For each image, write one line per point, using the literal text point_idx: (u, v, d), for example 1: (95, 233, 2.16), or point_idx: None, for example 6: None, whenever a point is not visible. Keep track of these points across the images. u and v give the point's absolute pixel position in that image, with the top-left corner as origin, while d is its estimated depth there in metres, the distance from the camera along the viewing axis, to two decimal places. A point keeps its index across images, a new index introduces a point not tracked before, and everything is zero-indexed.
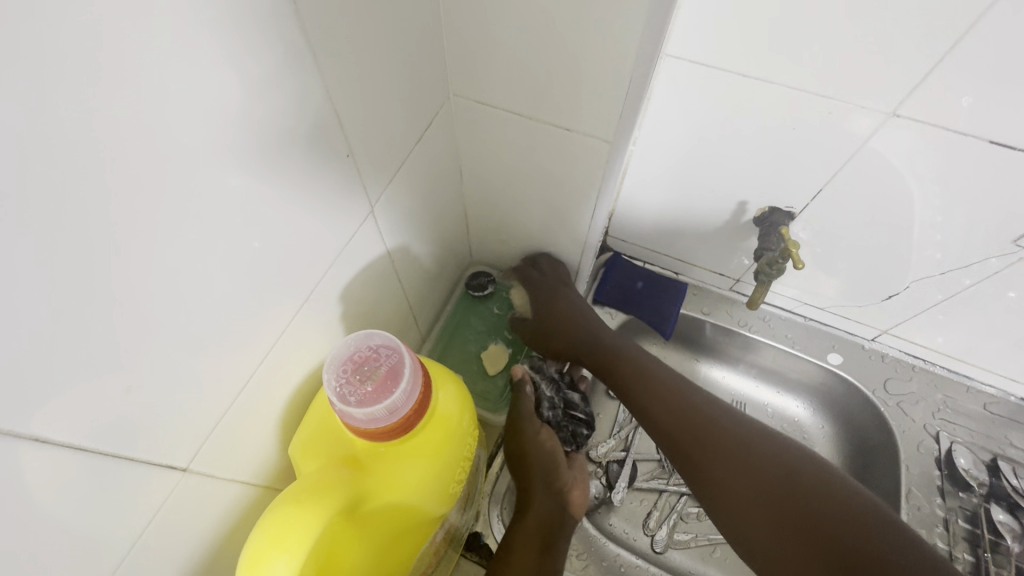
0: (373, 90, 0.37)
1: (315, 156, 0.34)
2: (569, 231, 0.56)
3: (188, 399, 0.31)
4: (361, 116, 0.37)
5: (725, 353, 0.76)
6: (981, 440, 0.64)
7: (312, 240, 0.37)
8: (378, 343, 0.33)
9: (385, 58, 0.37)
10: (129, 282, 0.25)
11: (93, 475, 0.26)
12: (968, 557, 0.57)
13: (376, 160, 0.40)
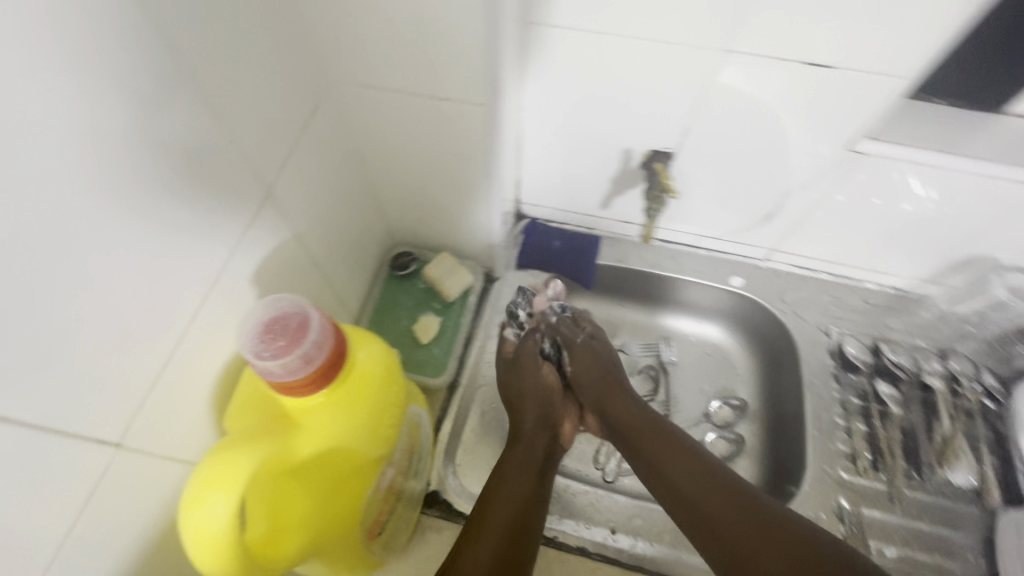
0: (248, 81, 0.39)
1: (200, 154, 0.36)
2: (472, 197, 0.60)
3: (113, 387, 0.33)
4: (241, 106, 0.39)
5: (644, 291, 0.83)
6: (864, 327, 0.74)
7: (193, 242, 0.37)
8: (286, 305, 0.35)
9: (254, 52, 0.39)
10: (35, 279, 0.27)
11: (25, 457, 0.28)
12: (861, 426, 0.66)
13: (257, 157, 0.42)
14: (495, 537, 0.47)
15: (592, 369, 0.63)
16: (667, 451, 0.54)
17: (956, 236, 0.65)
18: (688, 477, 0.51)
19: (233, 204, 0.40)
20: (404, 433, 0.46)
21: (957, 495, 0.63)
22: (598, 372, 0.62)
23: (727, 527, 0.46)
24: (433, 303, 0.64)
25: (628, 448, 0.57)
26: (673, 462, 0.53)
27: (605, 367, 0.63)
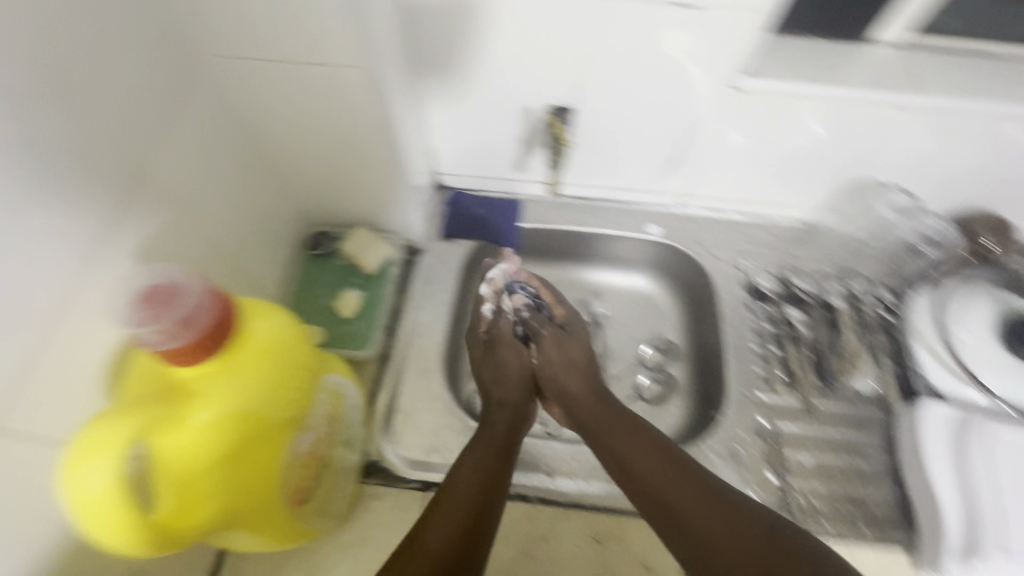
0: (104, 54, 0.38)
1: (61, 126, 0.35)
2: (377, 165, 0.61)
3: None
4: (100, 80, 0.38)
5: (570, 250, 0.85)
6: (774, 259, 0.78)
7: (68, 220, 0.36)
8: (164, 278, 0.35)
9: (108, 23, 0.38)
10: None
11: None
12: (775, 350, 0.71)
13: (130, 131, 0.41)
14: (457, 518, 0.49)
15: (563, 355, 0.65)
16: (637, 448, 0.55)
17: (838, 161, 0.70)
18: (656, 473, 0.52)
19: (107, 178, 0.39)
20: (321, 401, 0.46)
21: (862, 400, 0.68)
22: (569, 359, 0.65)
23: (695, 522, 0.47)
24: (353, 278, 0.65)
25: (597, 444, 0.58)
26: (642, 457, 0.54)
27: (575, 352, 0.66)
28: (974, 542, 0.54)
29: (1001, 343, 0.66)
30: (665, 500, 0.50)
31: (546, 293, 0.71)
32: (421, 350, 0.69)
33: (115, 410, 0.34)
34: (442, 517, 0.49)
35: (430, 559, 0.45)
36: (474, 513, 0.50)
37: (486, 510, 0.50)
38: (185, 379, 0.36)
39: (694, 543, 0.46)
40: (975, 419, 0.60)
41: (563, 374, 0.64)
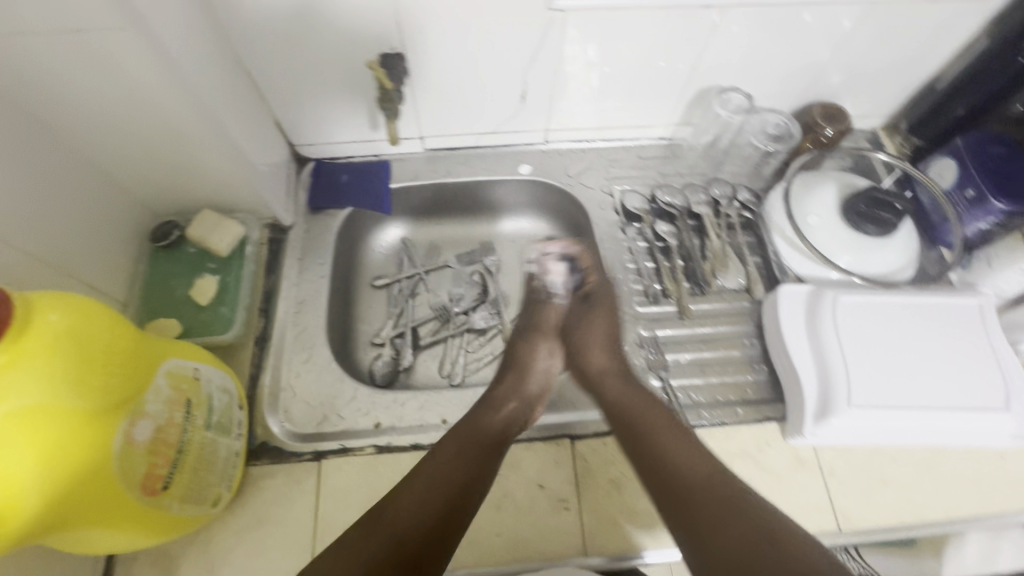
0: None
1: None
2: (203, 140, 0.57)
3: None
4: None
5: (450, 203, 0.85)
6: (642, 179, 0.80)
7: None
8: None
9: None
10: None
11: None
12: (648, 263, 0.74)
13: None
14: (435, 495, 0.49)
15: (596, 325, 0.66)
16: (658, 429, 0.54)
17: (681, 73, 0.72)
18: (679, 456, 0.52)
19: None
20: (158, 388, 0.44)
21: (731, 294, 0.72)
22: (599, 330, 0.66)
23: (705, 508, 0.47)
24: (208, 264, 0.63)
25: (619, 418, 0.57)
26: (665, 441, 0.53)
27: (604, 322, 0.66)
28: (828, 401, 0.59)
29: (844, 222, 0.71)
30: (678, 482, 0.50)
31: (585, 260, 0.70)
32: (299, 326, 0.68)
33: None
34: (422, 486, 0.50)
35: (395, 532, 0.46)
36: (458, 481, 0.51)
37: (468, 480, 0.51)
38: None
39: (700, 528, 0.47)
40: (824, 293, 0.64)
41: (592, 345, 0.65)
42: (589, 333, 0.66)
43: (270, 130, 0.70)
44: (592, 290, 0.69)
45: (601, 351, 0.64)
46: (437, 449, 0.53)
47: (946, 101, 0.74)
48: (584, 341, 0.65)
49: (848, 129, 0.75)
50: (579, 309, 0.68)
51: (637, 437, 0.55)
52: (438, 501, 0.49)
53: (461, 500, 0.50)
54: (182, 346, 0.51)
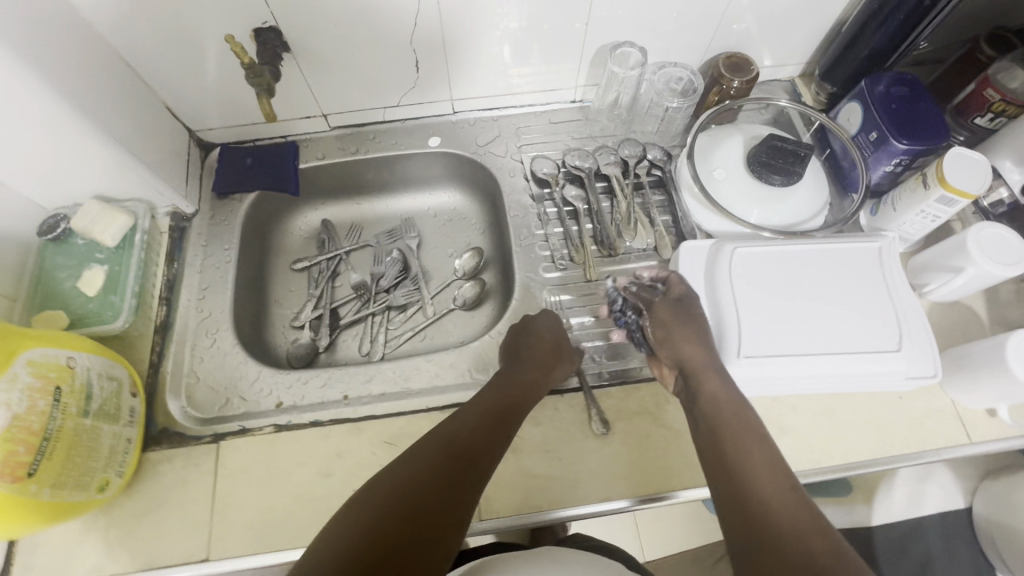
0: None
1: None
2: (74, 130, 0.56)
3: None
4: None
5: (365, 182, 0.84)
6: (553, 145, 0.79)
7: None
8: None
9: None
10: None
11: None
12: (558, 228, 0.74)
13: None
14: (431, 486, 0.45)
15: (693, 330, 0.58)
16: (742, 433, 0.49)
17: (575, 32, 0.70)
18: (760, 468, 0.46)
19: None
20: (12, 378, 0.45)
21: (638, 255, 0.72)
22: (693, 340, 0.57)
23: (765, 502, 0.43)
24: (97, 254, 0.63)
25: (700, 417, 0.52)
26: (739, 435, 0.49)
27: (705, 334, 0.58)
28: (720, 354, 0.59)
29: (749, 174, 0.69)
30: (742, 473, 0.46)
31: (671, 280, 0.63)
32: (203, 312, 0.67)
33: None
34: (466, 420, 0.52)
35: (451, 452, 0.48)
36: (495, 413, 0.53)
37: (465, 467, 0.47)
38: None
39: (740, 525, 0.43)
40: (722, 246, 0.64)
41: (686, 348, 0.57)
42: (683, 339, 0.57)
43: (162, 116, 0.69)
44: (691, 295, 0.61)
45: (697, 359, 0.55)
46: (481, 397, 0.55)
47: (852, 44, 0.72)
48: (681, 341, 0.57)
49: (755, 77, 0.73)
50: (670, 317, 0.59)
51: (713, 436, 0.50)
52: (482, 431, 0.51)
53: (500, 429, 0.52)
54: (59, 337, 0.51)
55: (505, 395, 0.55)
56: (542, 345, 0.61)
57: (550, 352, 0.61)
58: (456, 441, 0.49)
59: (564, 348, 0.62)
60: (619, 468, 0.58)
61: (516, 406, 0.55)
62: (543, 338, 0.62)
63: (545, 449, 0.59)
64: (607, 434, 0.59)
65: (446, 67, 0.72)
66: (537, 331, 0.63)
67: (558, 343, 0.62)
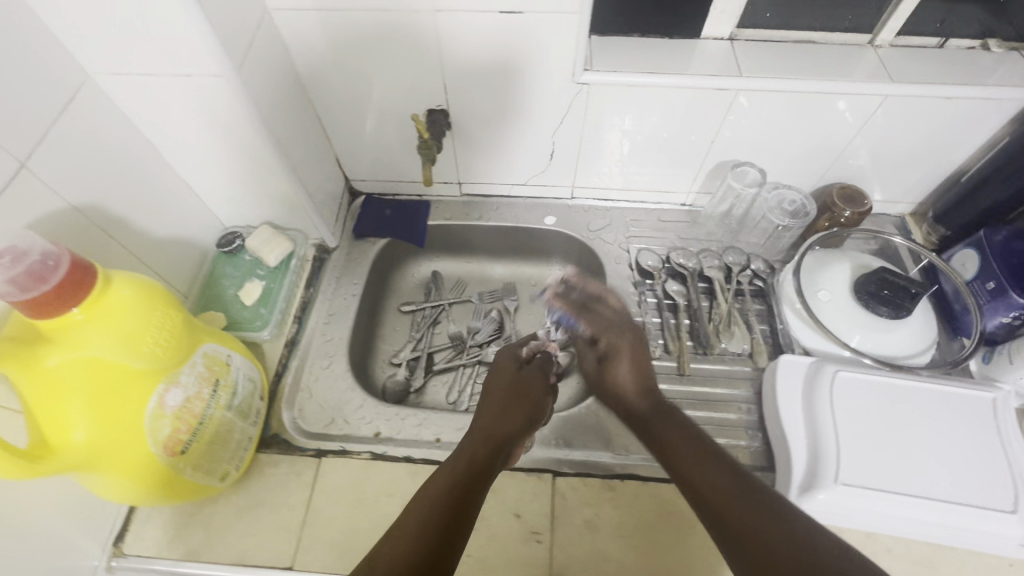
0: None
1: None
2: (269, 169, 0.67)
3: None
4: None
5: (479, 245, 0.92)
6: (659, 240, 0.85)
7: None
8: (44, 254, 0.40)
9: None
10: None
11: None
12: (656, 318, 0.77)
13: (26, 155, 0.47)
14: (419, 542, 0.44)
15: (632, 361, 0.66)
16: (697, 470, 0.51)
17: (699, 145, 0.77)
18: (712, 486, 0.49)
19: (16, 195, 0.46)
20: (195, 364, 0.52)
21: (733, 358, 0.73)
22: (628, 360, 0.66)
23: (755, 531, 0.43)
24: (258, 271, 0.73)
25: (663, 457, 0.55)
26: (697, 465, 0.51)
27: (644, 363, 0.66)
28: (814, 474, 0.58)
29: (855, 301, 0.71)
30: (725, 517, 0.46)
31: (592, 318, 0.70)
32: (326, 336, 0.75)
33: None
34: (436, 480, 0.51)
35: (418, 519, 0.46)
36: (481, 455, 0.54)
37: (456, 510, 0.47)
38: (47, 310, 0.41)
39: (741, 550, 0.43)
40: (823, 367, 0.64)
41: (627, 380, 0.65)
42: (619, 366, 0.65)
43: (331, 165, 0.81)
44: (615, 333, 0.68)
45: (632, 387, 0.64)
46: (450, 461, 0.54)
47: (971, 194, 0.75)
48: (614, 373, 0.66)
49: (868, 211, 0.77)
50: (609, 347, 0.68)
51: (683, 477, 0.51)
52: (458, 486, 0.50)
53: (481, 468, 0.52)
54: (224, 337, 0.60)
55: (470, 442, 0.56)
56: (494, 402, 0.63)
57: (510, 403, 0.62)
58: (428, 499, 0.48)
59: (530, 400, 0.64)
60: (693, 571, 0.57)
61: (507, 436, 0.58)
62: (500, 393, 0.64)
63: (620, 533, 0.59)
64: (685, 532, 0.59)
65: (575, 160, 0.81)
66: (497, 391, 0.64)
67: (516, 390, 0.64)
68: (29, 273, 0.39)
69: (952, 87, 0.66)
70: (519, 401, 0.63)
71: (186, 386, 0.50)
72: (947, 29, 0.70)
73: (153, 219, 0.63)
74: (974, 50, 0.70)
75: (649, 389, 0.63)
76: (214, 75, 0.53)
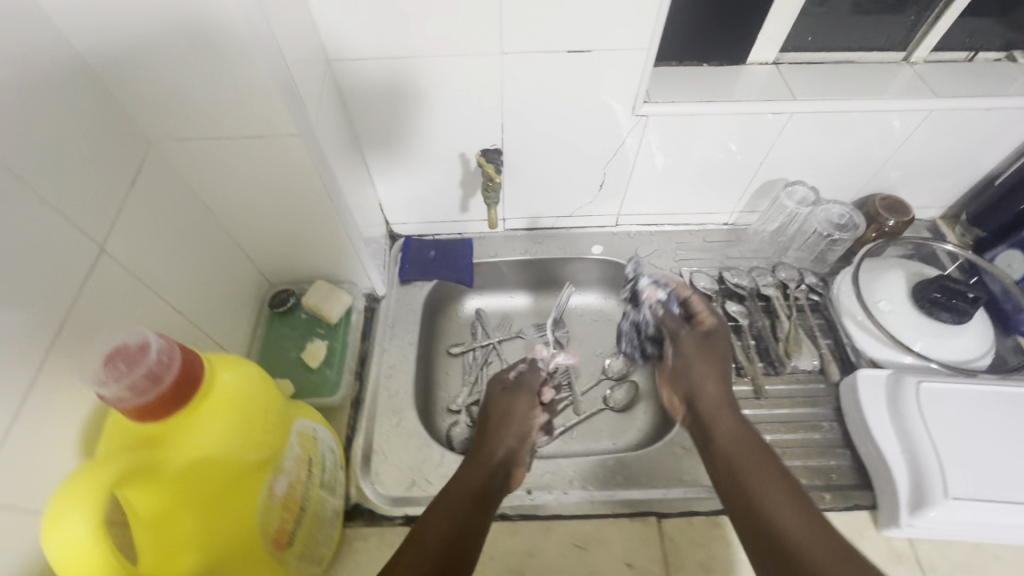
0: (37, 133, 0.37)
1: (58, 247, 0.38)
2: (330, 224, 0.63)
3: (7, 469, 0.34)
4: (44, 163, 0.38)
5: (524, 280, 0.90)
6: (708, 262, 0.85)
7: (78, 316, 0.40)
8: (162, 351, 0.37)
9: (48, 101, 0.39)
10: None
11: None
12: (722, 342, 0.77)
13: (105, 235, 0.43)
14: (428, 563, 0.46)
15: (716, 369, 0.68)
16: (760, 483, 0.54)
17: (748, 166, 0.78)
18: (776, 505, 0.52)
19: (101, 277, 0.42)
20: (293, 446, 0.48)
21: (805, 376, 0.73)
22: (712, 368, 0.68)
23: (807, 549, 0.47)
24: (318, 330, 0.70)
25: (721, 462, 0.58)
26: (773, 490, 0.53)
27: (722, 377, 0.68)
28: (921, 490, 0.58)
29: (917, 309, 0.72)
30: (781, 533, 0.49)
31: (696, 304, 0.75)
32: (391, 391, 0.71)
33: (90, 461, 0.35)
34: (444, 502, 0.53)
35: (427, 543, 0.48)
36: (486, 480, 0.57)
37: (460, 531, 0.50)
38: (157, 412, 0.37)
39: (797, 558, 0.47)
40: (903, 377, 0.65)
41: (707, 387, 0.66)
42: (706, 368, 0.68)
43: (375, 211, 0.78)
44: (712, 333, 0.72)
45: (717, 393, 0.65)
46: (457, 482, 0.56)
47: (1005, 198, 0.78)
48: (701, 379, 0.68)
49: (911, 219, 0.80)
50: (711, 330, 0.73)
51: (739, 489, 0.55)
52: (457, 510, 0.52)
53: (488, 492, 0.56)
54: (305, 409, 0.56)
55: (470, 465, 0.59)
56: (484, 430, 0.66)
57: (500, 429, 0.65)
58: (435, 522, 0.50)
59: (516, 421, 0.67)
60: None
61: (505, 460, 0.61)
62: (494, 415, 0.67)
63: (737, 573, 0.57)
64: None
65: (623, 188, 0.81)
66: (492, 416, 0.67)
67: (501, 415, 0.67)
68: (142, 374, 0.35)
69: (990, 99, 0.69)
70: (510, 420, 0.66)
71: (288, 472, 0.46)
72: (974, 43, 0.73)
73: (212, 285, 0.59)
74: (1000, 62, 0.74)
75: (724, 398, 0.65)
76: (287, 133, 0.51)
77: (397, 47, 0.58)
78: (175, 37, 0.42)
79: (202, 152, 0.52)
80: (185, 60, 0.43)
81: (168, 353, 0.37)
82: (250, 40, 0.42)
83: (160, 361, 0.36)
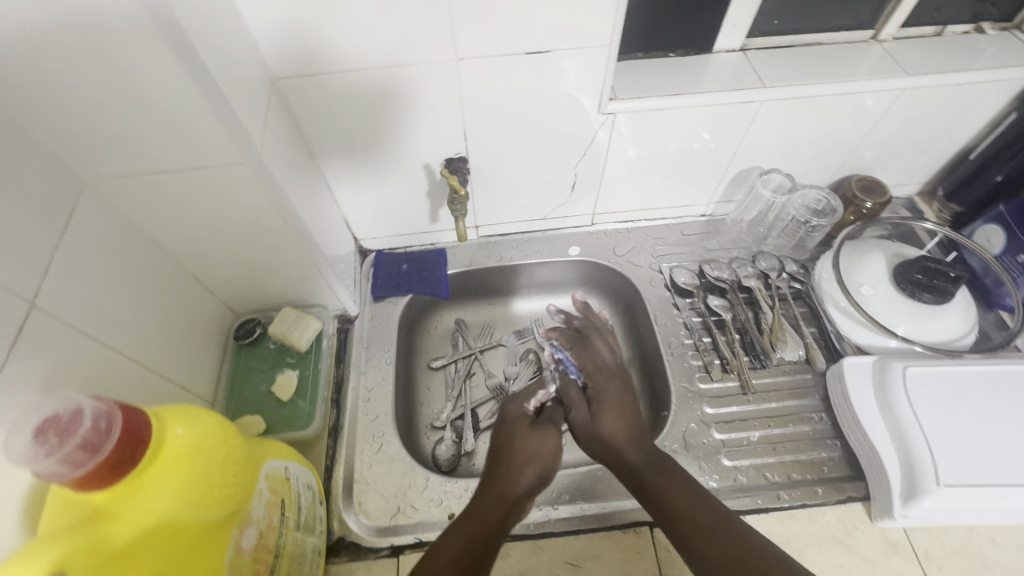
0: None
1: None
2: (292, 250, 0.61)
3: None
4: None
5: (502, 287, 0.87)
6: (687, 256, 0.84)
7: (15, 374, 0.37)
8: (98, 417, 0.34)
9: None
10: None
11: None
12: (706, 338, 0.75)
13: (35, 285, 0.40)
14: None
15: (617, 403, 0.64)
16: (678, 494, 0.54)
17: (722, 157, 0.76)
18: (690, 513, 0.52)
19: (34, 334, 0.39)
20: (263, 492, 0.46)
21: (791, 367, 0.72)
22: (612, 401, 0.64)
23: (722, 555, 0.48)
24: (289, 359, 0.68)
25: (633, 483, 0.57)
26: (684, 500, 0.53)
27: (625, 405, 0.64)
28: (915, 481, 0.57)
29: (903, 291, 0.70)
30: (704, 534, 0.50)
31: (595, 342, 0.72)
32: (370, 415, 0.69)
33: (29, 547, 0.32)
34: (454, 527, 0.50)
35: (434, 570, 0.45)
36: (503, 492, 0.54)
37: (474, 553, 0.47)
38: (90, 478, 0.33)
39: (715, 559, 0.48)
40: (890, 364, 0.64)
41: (613, 423, 0.62)
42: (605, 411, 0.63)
43: (341, 228, 0.75)
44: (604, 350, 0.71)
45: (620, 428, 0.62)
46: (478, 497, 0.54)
47: (980, 171, 0.77)
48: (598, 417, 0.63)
49: (888, 200, 0.78)
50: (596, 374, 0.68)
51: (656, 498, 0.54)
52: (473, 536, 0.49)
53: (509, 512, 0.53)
54: (278, 448, 0.53)
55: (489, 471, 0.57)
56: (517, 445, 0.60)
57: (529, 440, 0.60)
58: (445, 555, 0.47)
59: (542, 456, 0.59)
60: None
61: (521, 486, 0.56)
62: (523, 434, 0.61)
63: None
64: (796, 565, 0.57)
65: (595, 187, 0.79)
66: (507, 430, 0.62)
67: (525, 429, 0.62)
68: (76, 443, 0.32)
69: (963, 74, 0.67)
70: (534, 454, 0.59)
71: (259, 522, 0.44)
72: (942, 16, 0.72)
73: (167, 323, 0.56)
74: (969, 35, 0.72)
75: (631, 423, 0.62)
76: (235, 160, 0.48)
77: (344, 58, 0.55)
78: (99, 70, 0.39)
79: (143, 184, 0.49)
80: (110, 90, 0.40)
81: (106, 419, 0.34)
82: (180, 70, 0.40)
83: (96, 429, 0.34)
